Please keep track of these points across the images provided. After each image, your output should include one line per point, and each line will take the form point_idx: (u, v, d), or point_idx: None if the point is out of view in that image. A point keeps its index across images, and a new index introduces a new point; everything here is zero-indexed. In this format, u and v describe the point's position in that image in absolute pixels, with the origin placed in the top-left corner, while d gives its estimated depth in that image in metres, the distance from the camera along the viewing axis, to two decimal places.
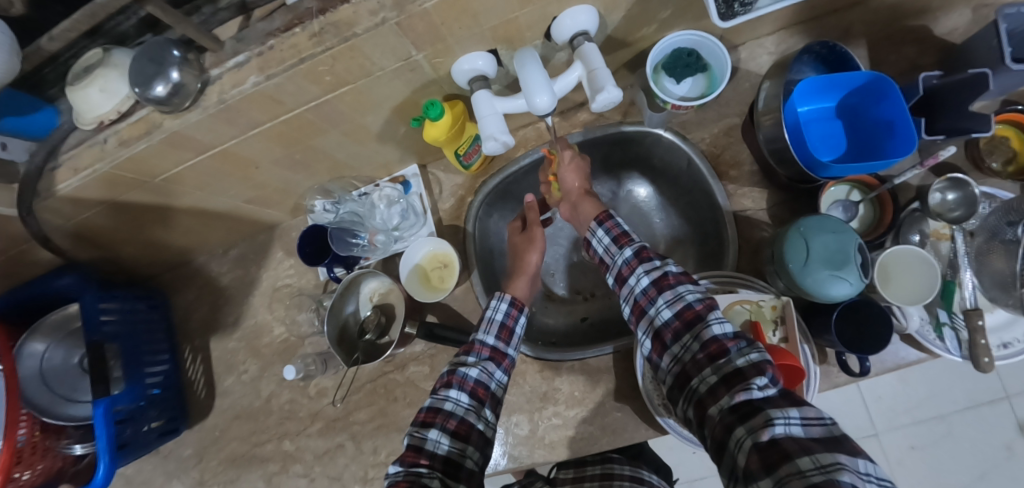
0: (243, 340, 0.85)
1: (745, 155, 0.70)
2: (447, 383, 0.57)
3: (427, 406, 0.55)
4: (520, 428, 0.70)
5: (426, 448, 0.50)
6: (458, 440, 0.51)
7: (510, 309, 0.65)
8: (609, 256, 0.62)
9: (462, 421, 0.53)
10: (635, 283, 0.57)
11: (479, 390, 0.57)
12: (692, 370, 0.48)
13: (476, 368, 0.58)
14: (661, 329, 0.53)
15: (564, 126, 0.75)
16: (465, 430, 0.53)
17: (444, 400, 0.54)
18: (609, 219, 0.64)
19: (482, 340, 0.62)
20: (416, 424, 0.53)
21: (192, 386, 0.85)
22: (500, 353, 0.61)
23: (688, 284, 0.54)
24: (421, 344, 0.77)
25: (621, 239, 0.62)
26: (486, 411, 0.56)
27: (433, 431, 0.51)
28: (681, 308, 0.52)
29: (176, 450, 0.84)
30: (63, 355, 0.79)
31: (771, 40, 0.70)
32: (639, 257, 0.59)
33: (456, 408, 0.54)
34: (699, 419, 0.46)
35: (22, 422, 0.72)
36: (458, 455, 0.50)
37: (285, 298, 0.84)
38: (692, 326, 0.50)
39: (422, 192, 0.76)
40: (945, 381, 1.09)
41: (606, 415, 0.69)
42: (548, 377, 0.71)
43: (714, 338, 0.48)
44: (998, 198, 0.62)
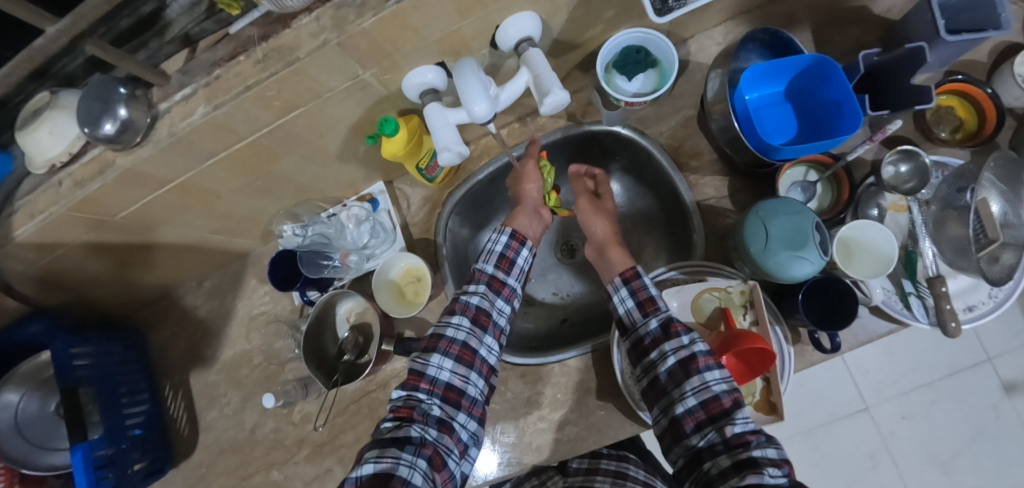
0: (223, 373, 0.84)
1: (703, 144, 0.71)
2: (450, 311, 0.62)
3: (431, 333, 0.60)
4: (507, 435, 0.70)
5: (427, 373, 0.57)
6: (460, 365, 0.57)
7: (510, 242, 0.67)
8: (630, 320, 0.60)
9: (464, 346, 0.58)
10: (661, 358, 0.55)
11: (481, 316, 0.61)
12: (705, 455, 0.49)
13: (477, 296, 0.62)
14: (682, 416, 0.52)
15: (525, 131, 0.76)
16: (466, 356, 0.58)
17: (445, 328, 0.59)
18: (635, 279, 0.61)
19: (482, 268, 0.65)
20: (420, 350, 0.59)
21: (175, 424, 0.84)
22: (498, 281, 0.64)
23: (716, 370, 0.52)
24: (401, 361, 0.77)
25: (647, 305, 0.59)
26: (488, 337, 0.61)
27: (435, 357, 0.57)
28: (707, 398, 0.51)
29: None
30: (38, 404, 0.77)
31: (719, 31, 0.72)
32: (665, 331, 0.56)
33: (456, 335, 0.59)
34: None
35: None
36: (458, 382, 0.57)
37: (262, 325, 0.84)
38: (715, 417, 0.50)
39: (391, 208, 0.76)
40: (928, 349, 1.11)
41: (591, 414, 0.69)
42: (530, 382, 0.71)
43: (737, 430, 0.48)
44: (950, 166, 0.64)
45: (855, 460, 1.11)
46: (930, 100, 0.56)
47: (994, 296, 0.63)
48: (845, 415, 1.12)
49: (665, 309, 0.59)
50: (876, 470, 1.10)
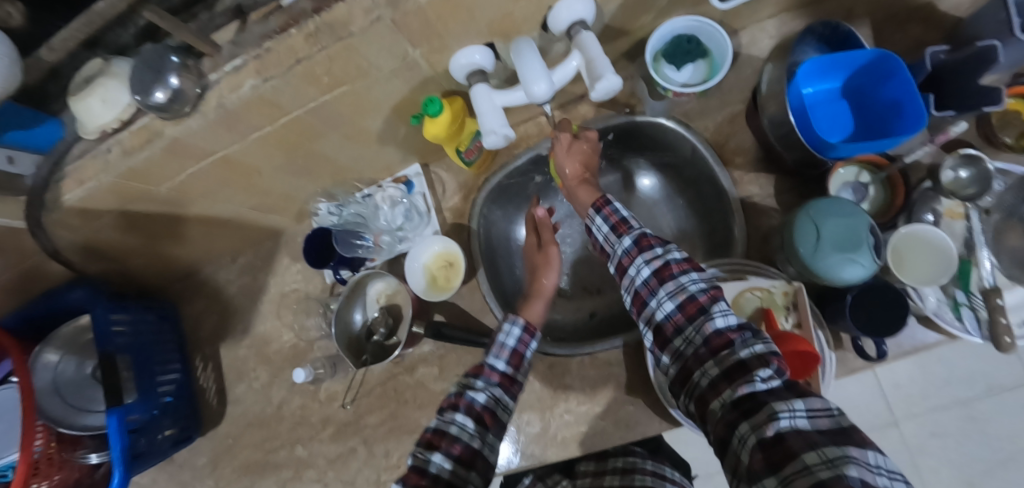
0: (253, 348, 0.85)
1: (750, 141, 0.69)
2: (452, 405, 0.54)
3: (433, 426, 0.53)
4: (532, 426, 0.70)
5: (429, 471, 0.48)
6: (462, 466, 0.50)
7: (522, 334, 0.60)
8: (609, 245, 0.60)
9: (467, 447, 0.51)
10: (636, 273, 0.54)
11: (486, 415, 0.54)
12: (692, 364, 0.47)
13: (484, 392, 0.55)
14: (663, 322, 0.51)
15: (565, 120, 0.75)
16: (468, 458, 0.50)
17: (450, 423, 0.52)
18: (606, 205, 0.61)
19: (492, 364, 0.58)
20: (421, 445, 0.51)
21: (204, 394, 0.86)
22: (509, 380, 0.58)
23: (691, 273, 0.51)
24: (429, 345, 0.76)
25: (620, 227, 0.59)
26: (492, 434, 0.54)
27: (437, 454, 0.50)
28: (684, 300, 0.50)
29: (191, 459, 0.85)
30: (75, 367, 0.80)
31: (773, 23, 0.69)
32: (638, 245, 0.56)
33: (461, 432, 0.51)
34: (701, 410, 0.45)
35: (39, 433, 0.74)
36: (460, 486, 0.48)
37: (293, 303, 0.84)
38: (694, 319, 0.49)
39: (426, 191, 0.76)
40: (965, 366, 1.07)
41: (618, 410, 0.68)
42: (559, 374, 0.71)
43: (718, 329, 0.46)
44: (1013, 173, 0.61)
45: None
46: (1000, 103, 0.53)
47: None
48: (872, 428, 1.09)
49: (638, 225, 0.58)
50: None
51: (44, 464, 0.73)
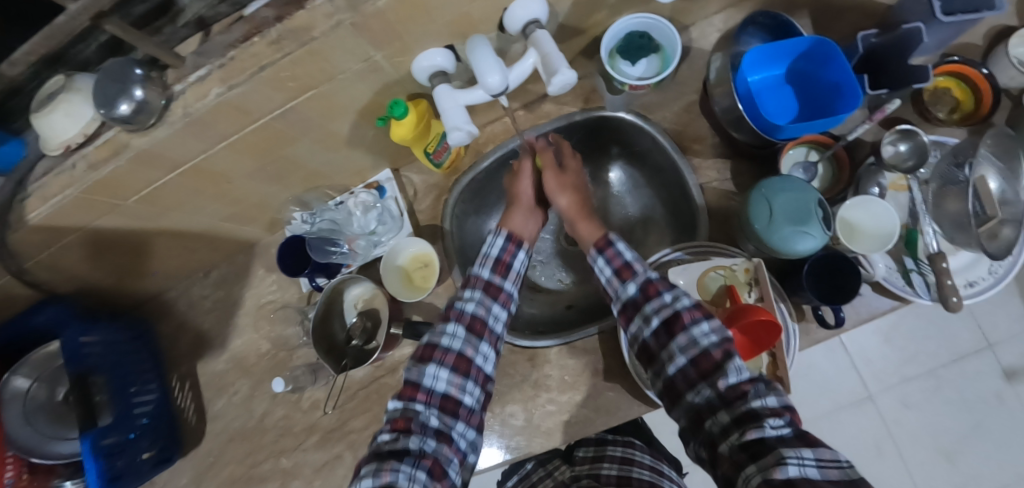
0: (233, 362, 0.85)
1: (706, 128, 0.72)
2: (446, 317, 0.61)
3: (426, 342, 0.59)
4: (516, 418, 0.70)
5: (423, 384, 0.56)
6: (456, 374, 0.56)
7: (506, 244, 0.66)
8: (611, 289, 0.60)
9: (460, 355, 0.57)
10: (645, 322, 0.55)
11: (477, 323, 0.60)
12: (704, 414, 0.49)
13: (473, 303, 0.61)
14: (674, 376, 0.52)
15: (530, 119, 0.77)
16: (462, 365, 0.57)
17: (441, 336, 0.58)
18: (609, 246, 0.62)
19: (480, 273, 0.64)
20: (415, 359, 0.58)
21: (183, 413, 0.85)
22: (495, 286, 0.63)
23: (701, 323, 0.52)
24: (409, 346, 0.77)
25: (624, 271, 0.60)
26: (484, 345, 0.59)
27: (430, 367, 0.56)
28: (696, 354, 0.51)
29: (172, 481, 0.83)
30: (48, 391, 0.78)
31: (720, 18, 0.73)
32: (644, 293, 0.57)
33: (451, 343, 0.58)
34: (712, 456, 0.47)
35: (8, 464, 0.74)
36: (455, 393, 0.56)
37: (271, 313, 0.84)
38: (706, 373, 0.50)
39: (398, 195, 0.77)
40: (929, 336, 1.12)
41: (598, 394, 0.69)
42: (539, 364, 0.72)
43: (732, 384, 0.48)
44: (946, 145, 0.66)
45: (859, 447, 1.12)
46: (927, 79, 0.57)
47: (993, 271, 0.64)
48: (847, 404, 1.13)
49: (641, 271, 0.59)
50: (881, 458, 1.11)
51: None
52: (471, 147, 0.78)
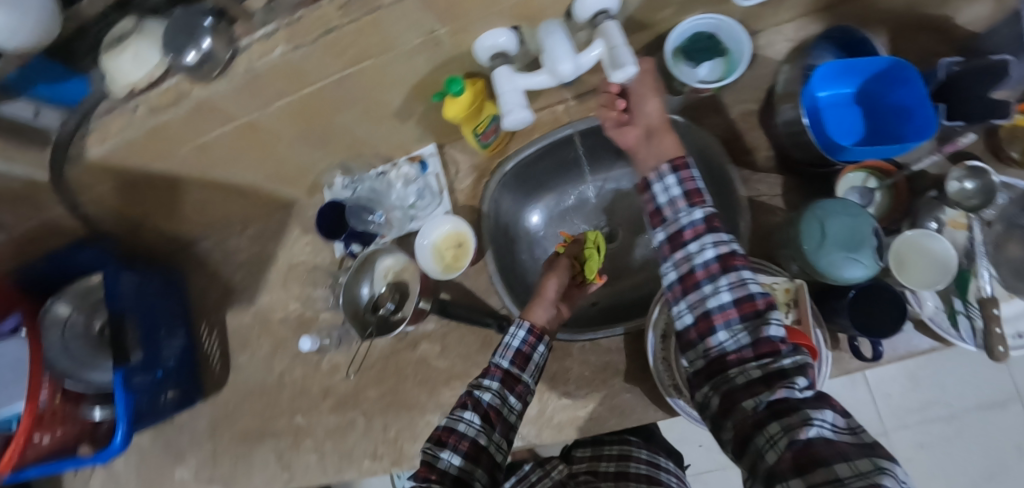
0: (258, 316, 0.86)
1: (761, 140, 0.70)
2: (462, 403, 0.58)
3: (443, 424, 0.57)
4: (529, 407, 0.72)
5: (438, 465, 0.53)
6: (469, 461, 0.53)
7: (528, 336, 0.63)
8: (670, 211, 0.54)
9: (473, 443, 0.55)
10: (698, 251, 0.51)
11: (492, 413, 0.58)
12: (730, 358, 0.46)
13: (489, 392, 0.59)
14: (712, 311, 0.49)
15: (580, 110, 0.76)
16: (475, 452, 0.54)
17: (457, 419, 0.56)
18: (685, 168, 0.55)
19: (498, 363, 0.62)
20: (431, 440, 0.56)
21: (209, 360, 0.89)
22: (513, 378, 0.61)
23: (754, 270, 0.49)
24: (432, 323, 0.77)
25: (693, 196, 0.54)
26: (512, 397, 0.60)
27: (445, 450, 0.54)
28: (742, 296, 0.48)
29: (191, 423, 0.89)
30: (84, 321, 0.83)
31: (791, 27, 0.70)
32: (707, 224, 0.52)
33: (468, 429, 0.55)
34: (724, 408, 0.44)
35: (47, 385, 0.74)
36: (467, 478, 0.52)
37: (301, 275, 0.85)
38: (744, 318, 0.47)
39: (439, 171, 0.77)
40: (956, 380, 1.09)
41: (615, 396, 0.69)
42: (559, 357, 0.72)
43: (768, 334, 0.45)
44: (1018, 188, 0.61)
45: None
46: (1007, 114, 0.56)
47: None
48: None
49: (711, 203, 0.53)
50: None
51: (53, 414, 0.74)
52: (518, 132, 0.77)
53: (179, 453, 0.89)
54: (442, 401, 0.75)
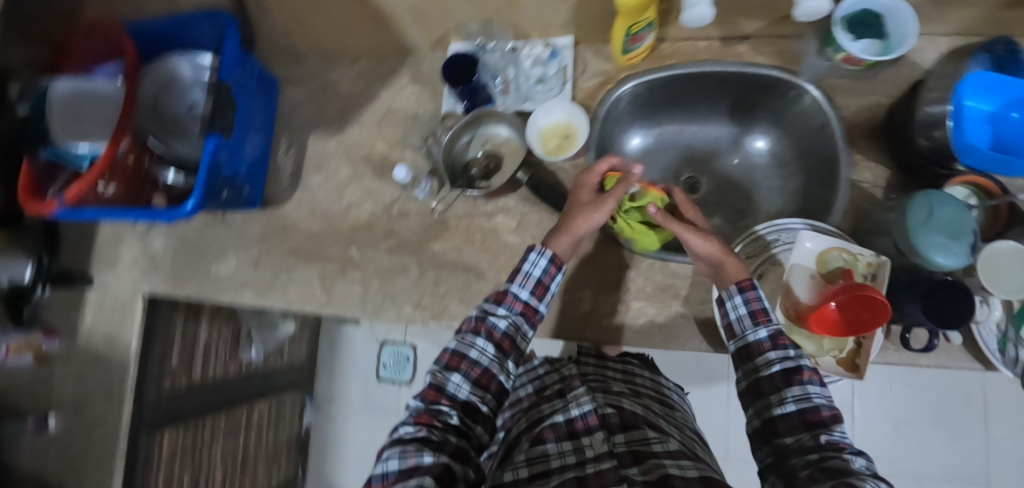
0: (340, 146, 0.87)
1: (880, 133, 0.73)
2: (475, 330, 0.61)
3: (453, 349, 0.60)
4: (583, 302, 0.74)
5: (447, 389, 0.58)
6: (479, 387, 0.58)
7: (549, 267, 0.65)
8: (739, 326, 0.62)
9: (485, 370, 0.59)
10: (765, 365, 0.58)
11: (505, 342, 0.61)
12: (793, 451, 0.52)
13: (505, 321, 0.62)
14: (778, 418, 0.55)
15: (721, 53, 0.77)
16: (485, 379, 0.59)
17: (470, 348, 0.59)
18: (751, 288, 0.62)
19: (517, 293, 0.64)
20: (441, 363, 0.60)
21: (280, 172, 0.89)
22: (530, 309, 0.64)
23: (819, 385, 0.55)
24: (515, 201, 0.78)
25: (759, 314, 0.61)
26: (528, 327, 0.63)
27: (456, 375, 0.58)
28: (807, 407, 0.54)
29: (244, 225, 0.90)
30: (179, 94, 0.84)
31: (945, 42, 0.73)
32: (773, 341, 0.59)
33: (479, 358, 0.59)
34: (779, 467, 0.53)
35: (126, 136, 0.74)
36: (474, 402, 0.58)
37: (396, 120, 0.85)
38: (812, 426, 0.53)
39: (569, 63, 0.78)
40: (936, 446, 1.14)
41: (668, 317, 0.72)
42: (626, 267, 0.74)
43: (833, 439, 0.51)
44: None
45: None
46: None
47: None
48: None
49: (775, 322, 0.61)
50: None
51: (129, 169, 0.76)
52: (655, 53, 0.78)
53: (222, 250, 0.91)
54: (500, 273, 0.77)
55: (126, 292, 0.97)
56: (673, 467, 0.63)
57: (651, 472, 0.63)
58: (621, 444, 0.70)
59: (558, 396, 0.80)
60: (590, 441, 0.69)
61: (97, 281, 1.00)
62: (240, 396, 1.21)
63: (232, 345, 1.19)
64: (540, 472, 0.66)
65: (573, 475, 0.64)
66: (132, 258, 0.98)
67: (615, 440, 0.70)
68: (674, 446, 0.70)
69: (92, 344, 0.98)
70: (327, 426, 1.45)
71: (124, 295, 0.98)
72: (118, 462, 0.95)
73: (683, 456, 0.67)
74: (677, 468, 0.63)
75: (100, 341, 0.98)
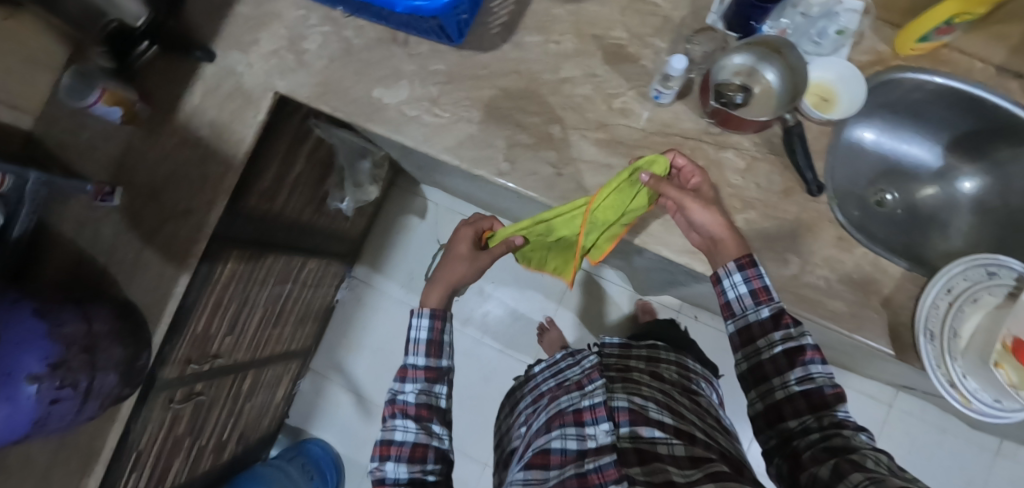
0: (573, 16, 0.78)
1: None
2: (394, 413, 0.72)
3: (382, 439, 0.70)
4: (787, 266, 0.71)
5: (388, 478, 0.68)
6: (416, 462, 0.67)
7: (430, 321, 0.75)
8: (741, 305, 0.67)
9: (414, 445, 0.68)
10: (769, 345, 0.65)
11: (422, 411, 0.71)
12: (795, 434, 0.60)
13: (412, 394, 0.72)
14: (782, 401, 0.63)
15: (992, 80, 0.75)
16: (416, 453, 0.68)
17: (394, 433, 0.69)
18: (751, 266, 0.65)
19: (415, 361, 0.74)
20: (378, 456, 0.70)
21: (491, 17, 0.79)
22: (432, 369, 0.73)
23: (820, 362, 0.62)
24: (749, 142, 0.73)
25: (761, 293, 0.66)
26: (438, 385, 0.74)
27: (389, 464, 0.68)
28: (810, 387, 0.61)
29: (432, 60, 0.79)
30: None
31: None
32: (775, 320, 0.65)
33: (404, 438, 0.69)
34: (784, 448, 0.60)
35: None
36: (418, 477, 0.67)
37: (645, 12, 0.77)
38: (816, 407, 0.60)
39: (850, 28, 0.72)
40: None
41: (865, 309, 0.70)
42: (841, 248, 0.71)
43: (838, 419, 0.58)
44: None
45: None
46: None
47: None
48: None
49: (776, 299, 0.66)
50: None
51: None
52: (931, 54, 0.75)
53: (394, 76, 0.80)
54: None
55: (253, 84, 0.84)
56: (677, 472, 0.63)
57: (655, 474, 0.63)
58: (627, 439, 0.70)
59: (576, 389, 0.83)
60: (594, 431, 0.73)
61: (219, 59, 0.86)
62: (301, 246, 1.11)
63: (315, 191, 1.08)
64: (540, 456, 0.73)
65: (572, 470, 0.67)
66: (273, 49, 0.84)
67: (621, 435, 0.71)
68: (684, 448, 0.68)
69: (193, 126, 0.85)
70: (354, 308, 1.37)
71: (249, 85, 0.84)
72: (188, 265, 0.83)
73: (691, 460, 0.66)
74: (681, 475, 0.63)
75: (203, 126, 0.85)
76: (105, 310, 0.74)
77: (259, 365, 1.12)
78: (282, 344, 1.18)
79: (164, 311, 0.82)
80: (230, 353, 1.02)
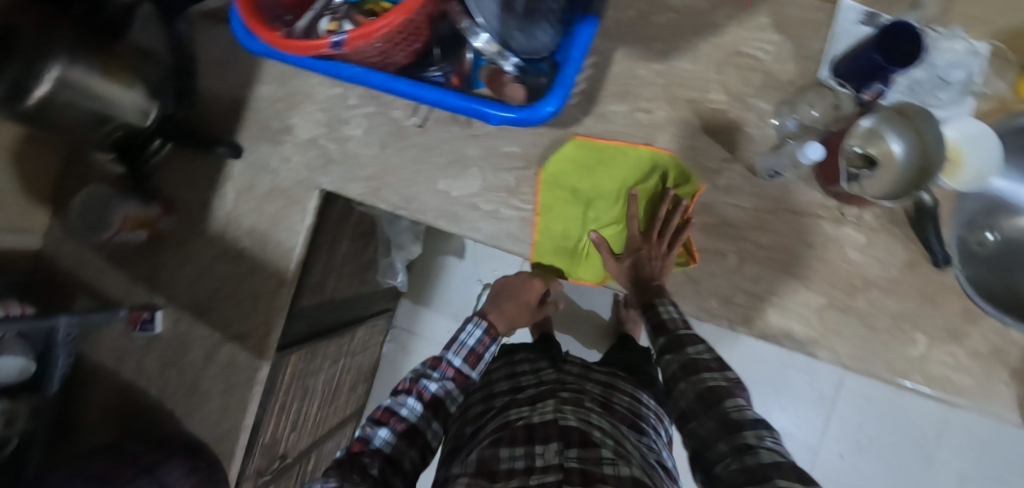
0: (661, 78, 0.69)
1: None
2: (409, 390, 0.72)
3: (387, 406, 0.70)
4: (916, 347, 0.66)
5: (371, 443, 0.65)
6: (401, 440, 0.66)
7: (482, 337, 0.79)
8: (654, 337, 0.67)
9: (409, 426, 0.68)
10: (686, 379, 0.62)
11: (434, 401, 0.72)
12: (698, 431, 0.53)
13: (438, 383, 0.73)
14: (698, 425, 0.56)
15: None
16: (408, 433, 0.67)
17: (400, 406, 0.69)
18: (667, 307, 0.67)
19: (452, 359, 0.75)
20: (372, 420, 0.69)
21: None
22: (462, 374, 0.75)
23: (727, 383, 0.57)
24: (872, 214, 0.66)
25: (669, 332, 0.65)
26: (458, 390, 0.76)
27: (382, 430, 0.67)
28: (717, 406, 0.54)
29: (503, 140, 0.70)
30: None
31: None
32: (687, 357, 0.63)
33: (408, 415, 0.69)
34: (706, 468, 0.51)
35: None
36: (399, 453, 0.65)
37: (744, 69, 0.68)
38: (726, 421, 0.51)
39: (979, 73, 0.64)
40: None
41: (996, 384, 0.65)
42: (971, 319, 0.65)
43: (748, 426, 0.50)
44: None
45: None
46: None
47: None
48: None
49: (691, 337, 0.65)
50: None
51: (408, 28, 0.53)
52: None
53: (461, 163, 0.70)
54: (830, 291, 0.67)
55: (291, 180, 0.73)
56: None
57: None
58: (574, 458, 0.58)
59: (528, 404, 0.73)
60: (543, 449, 0.61)
61: (246, 152, 0.74)
62: (350, 319, 1.02)
63: (361, 261, 0.99)
64: (483, 473, 0.60)
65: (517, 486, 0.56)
66: (310, 136, 0.73)
67: (567, 454, 0.59)
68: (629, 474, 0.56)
69: (233, 234, 0.75)
70: (399, 359, 1.29)
71: (287, 181, 0.73)
72: (255, 393, 0.74)
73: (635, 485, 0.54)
74: None
75: (242, 235, 0.74)
76: (177, 466, 0.66)
77: (319, 443, 1.07)
78: (339, 414, 1.13)
79: (235, 446, 0.74)
80: (295, 446, 0.96)
